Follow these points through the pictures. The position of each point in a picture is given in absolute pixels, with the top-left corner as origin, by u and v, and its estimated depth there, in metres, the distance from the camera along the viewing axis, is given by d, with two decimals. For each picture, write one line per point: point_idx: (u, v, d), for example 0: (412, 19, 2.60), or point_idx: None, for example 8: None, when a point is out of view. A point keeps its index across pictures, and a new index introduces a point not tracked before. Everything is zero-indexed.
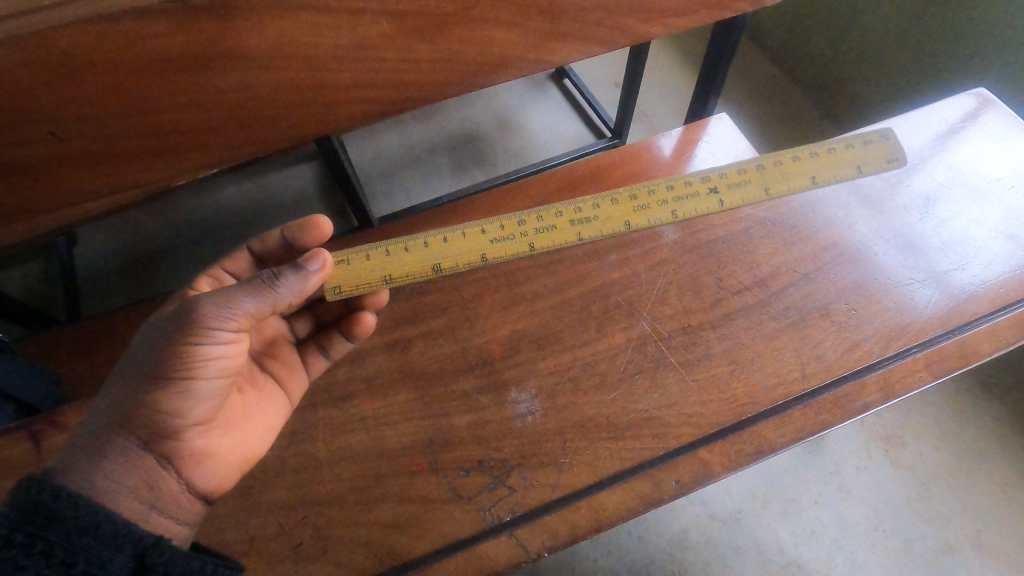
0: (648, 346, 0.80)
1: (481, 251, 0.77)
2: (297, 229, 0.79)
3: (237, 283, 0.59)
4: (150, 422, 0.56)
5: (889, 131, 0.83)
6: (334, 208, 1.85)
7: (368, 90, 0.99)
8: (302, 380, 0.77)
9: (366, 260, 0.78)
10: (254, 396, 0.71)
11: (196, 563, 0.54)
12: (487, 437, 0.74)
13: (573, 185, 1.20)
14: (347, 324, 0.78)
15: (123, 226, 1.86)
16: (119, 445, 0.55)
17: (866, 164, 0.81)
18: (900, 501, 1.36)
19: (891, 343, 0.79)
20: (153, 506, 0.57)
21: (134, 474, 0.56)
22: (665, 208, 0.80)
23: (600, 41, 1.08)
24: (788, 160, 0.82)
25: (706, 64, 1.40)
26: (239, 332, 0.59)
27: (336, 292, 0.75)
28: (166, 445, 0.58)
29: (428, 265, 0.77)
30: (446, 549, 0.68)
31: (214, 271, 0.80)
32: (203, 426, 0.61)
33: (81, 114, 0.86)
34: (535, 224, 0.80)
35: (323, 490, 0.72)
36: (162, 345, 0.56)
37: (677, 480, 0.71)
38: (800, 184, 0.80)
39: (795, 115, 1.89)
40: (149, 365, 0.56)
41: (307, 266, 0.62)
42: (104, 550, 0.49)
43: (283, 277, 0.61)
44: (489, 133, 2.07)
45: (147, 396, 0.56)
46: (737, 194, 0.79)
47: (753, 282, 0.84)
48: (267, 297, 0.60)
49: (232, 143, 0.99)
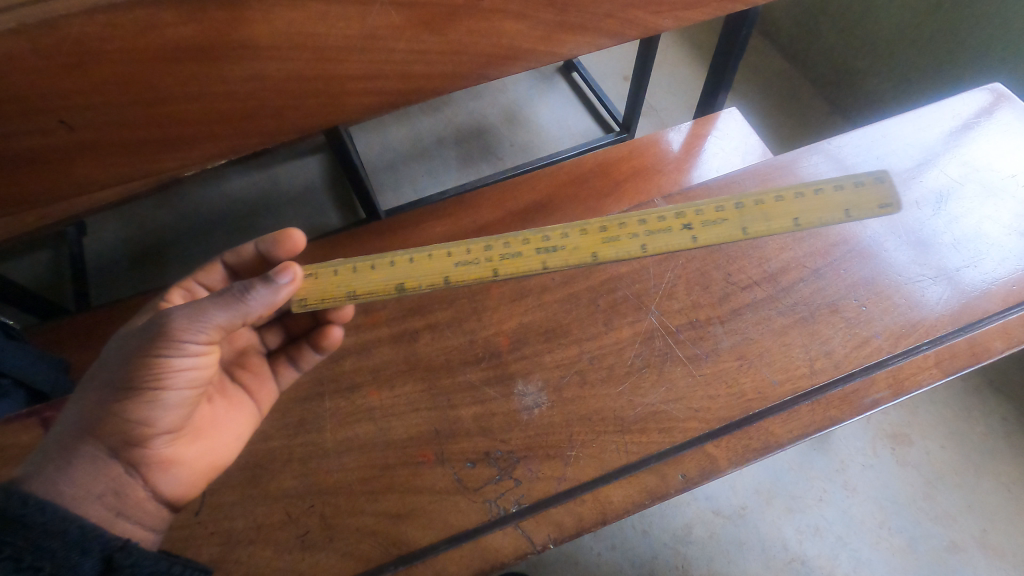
0: (655, 340, 0.80)
1: (445, 275, 0.73)
2: (270, 242, 0.80)
3: (208, 295, 0.60)
4: (119, 431, 0.58)
5: (885, 172, 0.73)
6: (341, 201, 1.85)
7: (377, 81, 0.99)
8: (272, 390, 0.77)
9: (332, 275, 0.75)
10: (224, 404, 0.72)
11: (164, 564, 0.55)
12: (493, 429, 0.75)
13: (581, 179, 1.20)
14: (315, 336, 0.78)
15: (132, 216, 1.88)
16: (87, 452, 0.57)
17: (855, 208, 0.72)
18: (906, 500, 1.35)
19: (901, 340, 0.79)
20: (121, 512, 0.58)
21: (102, 481, 0.57)
22: (635, 242, 0.73)
23: (610, 33, 1.07)
24: (771, 200, 0.74)
25: (718, 59, 1.39)
26: (209, 344, 0.60)
27: (302, 306, 0.72)
28: (133, 453, 0.59)
29: (390, 286, 0.73)
30: (452, 539, 0.68)
31: (188, 284, 0.82)
32: (171, 434, 0.62)
33: (90, 104, 0.86)
34: (503, 250, 0.74)
35: (329, 479, 0.72)
36: (131, 356, 0.58)
37: (683, 475, 0.71)
38: (780, 227, 0.72)
39: (805, 110, 1.87)
40: (119, 375, 0.58)
41: (279, 280, 0.61)
42: (70, 554, 0.50)
43: (254, 290, 0.61)
44: (496, 126, 2.06)
45: (117, 405, 0.57)
46: (712, 232, 0.72)
47: (763, 277, 0.84)
48: (238, 310, 0.60)
49: (241, 133, 0.99)
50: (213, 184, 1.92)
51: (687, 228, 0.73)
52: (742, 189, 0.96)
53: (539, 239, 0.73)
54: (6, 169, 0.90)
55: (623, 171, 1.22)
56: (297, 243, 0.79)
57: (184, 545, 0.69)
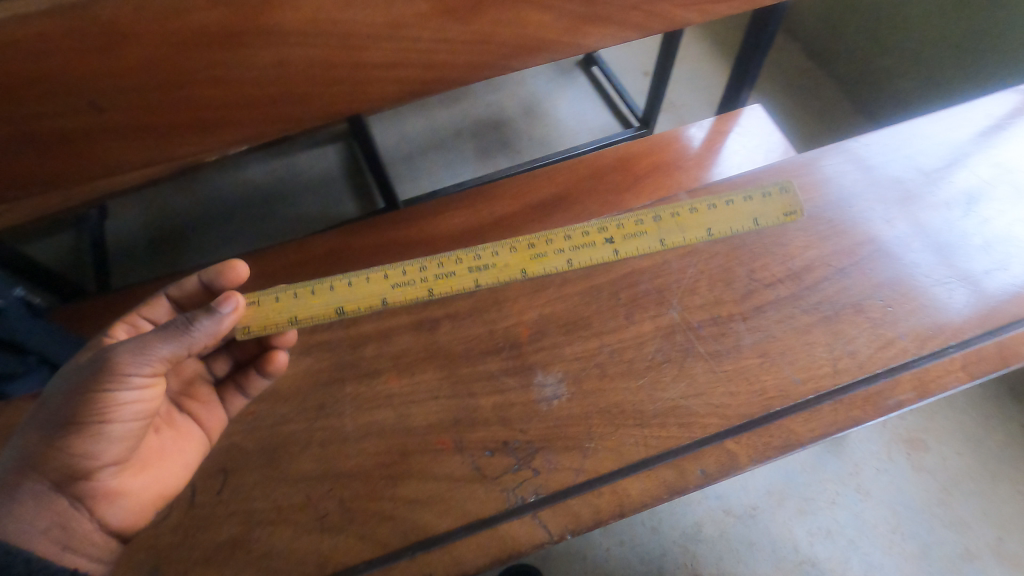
0: (676, 336, 0.79)
1: (383, 295, 0.78)
2: (213, 271, 0.79)
3: (150, 329, 0.61)
4: (63, 465, 0.60)
5: (787, 184, 0.87)
6: (358, 190, 1.86)
7: (400, 70, 0.99)
8: (222, 417, 0.76)
9: (276, 301, 0.78)
10: (172, 437, 0.72)
11: None
12: (512, 419, 0.75)
13: (600, 173, 1.19)
14: (260, 361, 0.76)
15: (152, 201, 1.89)
16: (30, 488, 0.59)
17: (762, 216, 0.85)
18: (920, 505, 1.34)
19: (926, 342, 0.77)
20: (66, 545, 0.61)
21: (47, 516, 0.60)
22: (561, 257, 0.82)
23: (634, 25, 1.06)
24: (686, 213, 0.86)
25: (742, 55, 1.37)
26: (153, 377, 0.62)
27: (246, 332, 0.75)
28: (79, 486, 0.61)
29: (331, 308, 0.77)
30: (469, 527, 0.69)
31: (133, 317, 0.79)
32: (119, 464, 0.64)
33: (116, 86, 0.86)
34: (436, 270, 0.82)
35: (347, 464, 0.72)
36: (73, 394, 0.60)
37: (703, 470, 0.71)
38: (698, 236, 0.84)
39: (829, 108, 1.84)
40: (61, 412, 0.59)
41: (220, 309, 0.62)
42: None
43: (198, 321, 0.63)
44: (514, 119, 2.05)
45: (61, 441, 0.59)
46: (629, 245, 0.83)
47: (787, 275, 0.83)
48: (180, 343, 0.62)
49: (265, 118, 1.00)
50: (231, 170, 1.93)
51: (608, 243, 0.83)
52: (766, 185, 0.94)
53: (469, 258, 0.81)
54: (32, 149, 0.91)
55: (643, 166, 1.21)
56: (240, 273, 0.79)
57: (205, 524, 0.70)
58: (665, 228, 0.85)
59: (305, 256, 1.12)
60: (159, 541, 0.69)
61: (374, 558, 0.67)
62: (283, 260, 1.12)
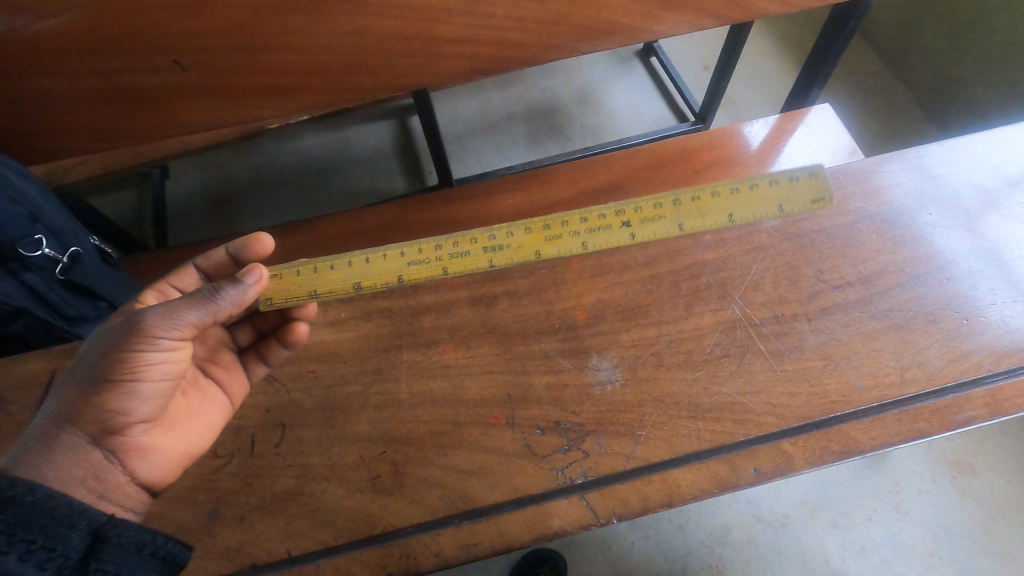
0: (737, 331, 0.78)
1: (398, 273, 0.79)
2: (241, 244, 0.78)
3: (180, 295, 0.61)
4: (97, 421, 0.59)
5: (818, 168, 0.83)
6: (409, 167, 1.87)
7: (472, 46, 0.98)
8: (244, 382, 0.77)
9: (295, 274, 0.79)
10: (197, 398, 0.72)
11: (148, 536, 0.54)
12: (565, 400, 0.75)
13: (659, 163, 1.16)
14: (281, 332, 0.77)
15: (210, 164, 1.94)
16: (68, 440, 0.58)
17: (788, 203, 0.82)
18: (962, 531, 1.30)
19: (1002, 359, 0.74)
20: (102, 495, 0.60)
21: (83, 466, 0.59)
22: (576, 240, 0.80)
23: (711, 13, 1.03)
24: (706, 196, 0.83)
25: (816, 52, 1.32)
26: (183, 340, 0.62)
27: (270, 305, 0.76)
28: (110, 442, 0.60)
29: (348, 282, 0.78)
30: (517, 501, 0.70)
31: (162, 285, 0.77)
32: (148, 424, 0.63)
33: (198, 45, 0.88)
34: (451, 249, 0.81)
35: (401, 429, 0.74)
36: (108, 351, 0.59)
37: (756, 469, 0.70)
38: (717, 222, 0.81)
39: (898, 112, 1.76)
40: (96, 369, 0.59)
41: (245, 280, 0.63)
42: (59, 527, 0.50)
43: (223, 290, 0.62)
44: (568, 106, 2.03)
45: (95, 397, 0.58)
46: (648, 229, 0.80)
47: (856, 278, 0.81)
48: (209, 309, 0.62)
49: (335, 90, 1.00)
50: (288, 140, 1.96)
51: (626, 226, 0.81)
52: (841, 184, 0.88)
53: (482, 240, 0.79)
54: (112, 104, 0.93)
55: (703, 160, 1.17)
56: (262, 247, 0.78)
57: (263, 474, 0.72)
58: (682, 211, 0.82)
59: (361, 226, 1.14)
60: (219, 486, 0.72)
61: (423, 522, 0.69)
62: (340, 228, 1.14)
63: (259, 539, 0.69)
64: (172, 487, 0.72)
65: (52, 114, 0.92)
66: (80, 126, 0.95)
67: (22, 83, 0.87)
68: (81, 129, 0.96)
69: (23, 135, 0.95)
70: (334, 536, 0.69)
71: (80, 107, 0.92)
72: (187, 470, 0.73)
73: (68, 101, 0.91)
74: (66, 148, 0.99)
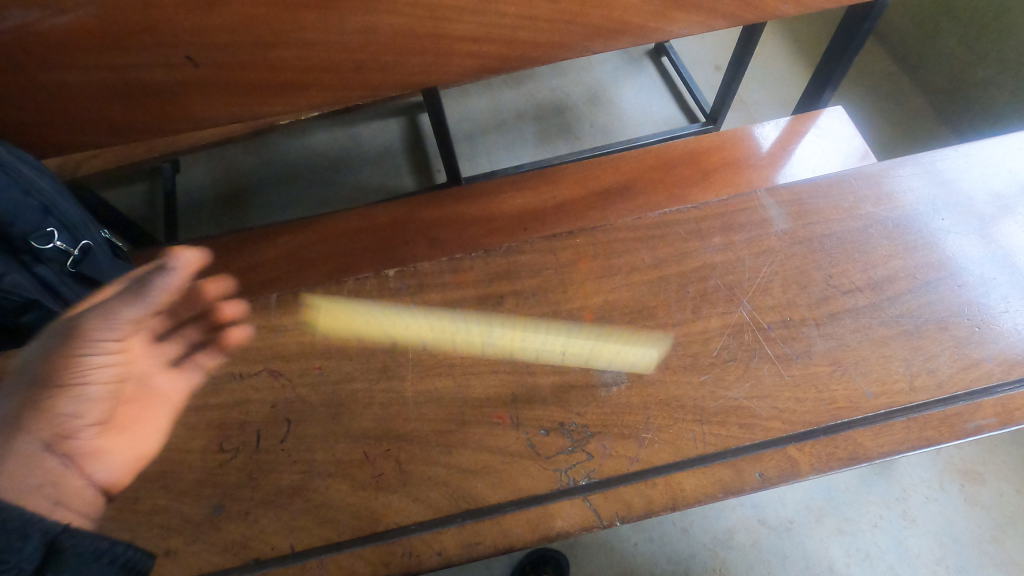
0: (744, 334, 0.77)
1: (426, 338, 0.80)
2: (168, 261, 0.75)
3: (112, 294, 0.68)
4: (49, 424, 0.58)
5: None
6: (418, 165, 1.88)
7: (483, 44, 0.98)
8: (194, 377, 0.77)
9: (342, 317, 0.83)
10: (144, 405, 0.71)
11: (105, 544, 0.52)
12: (570, 401, 0.74)
13: (669, 165, 1.16)
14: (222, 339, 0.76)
15: (220, 158, 1.95)
16: (22, 446, 0.56)
17: None
18: (969, 540, 1.28)
19: (1014, 368, 0.74)
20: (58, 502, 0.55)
21: (38, 472, 0.55)
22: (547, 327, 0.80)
23: (724, 13, 1.03)
24: None
25: (829, 54, 1.30)
26: (123, 340, 0.68)
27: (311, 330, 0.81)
28: (65, 444, 0.59)
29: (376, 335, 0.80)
30: (520, 502, 0.70)
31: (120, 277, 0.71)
32: (99, 427, 0.63)
33: (210, 41, 0.87)
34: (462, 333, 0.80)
35: (406, 427, 0.74)
36: (54, 356, 0.62)
37: (761, 474, 0.70)
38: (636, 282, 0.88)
39: (915, 113, 1.73)
40: (44, 374, 0.60)
41: (174, 260, 0.72)
42: (11, 538, 0.45)
43: (155, 276, 0.71)
44: (578, 105, 2.02)
45: (46, 399, 0.59)
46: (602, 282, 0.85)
47: (867, 284, 0.79)
48: (145, 299, 0.69)
49: (347, 86, 1.01)
50: (297, 135, 1.97)
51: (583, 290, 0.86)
52: (854, 188, 0.87)
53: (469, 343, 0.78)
54: (124, 98, 0.93)
55: (711, 162, 1.17)
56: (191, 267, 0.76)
57: (268, 469, 0.72)
58: None
59: (369, 223, 1.14)
60: (223, 480, 0.72)
61: (426, 521, 0.69)
62: (348, 225, 1.14)
63: (264, 534, 0.69)
64: (177, 481, 0.72)
65: (66, 108, 0.93)
66: (94, 120, 0.96)
67: (35, 77, 0.87)
68: (94, 123, 0.97)
69: (38, 128, 0.96)
70: (338, 532, 0.69)
71: (93, 101, 0.93)
72: (193, 465, 0.73)
73: (82, 94, 0.91)
74: (80, 141, 1.00)
